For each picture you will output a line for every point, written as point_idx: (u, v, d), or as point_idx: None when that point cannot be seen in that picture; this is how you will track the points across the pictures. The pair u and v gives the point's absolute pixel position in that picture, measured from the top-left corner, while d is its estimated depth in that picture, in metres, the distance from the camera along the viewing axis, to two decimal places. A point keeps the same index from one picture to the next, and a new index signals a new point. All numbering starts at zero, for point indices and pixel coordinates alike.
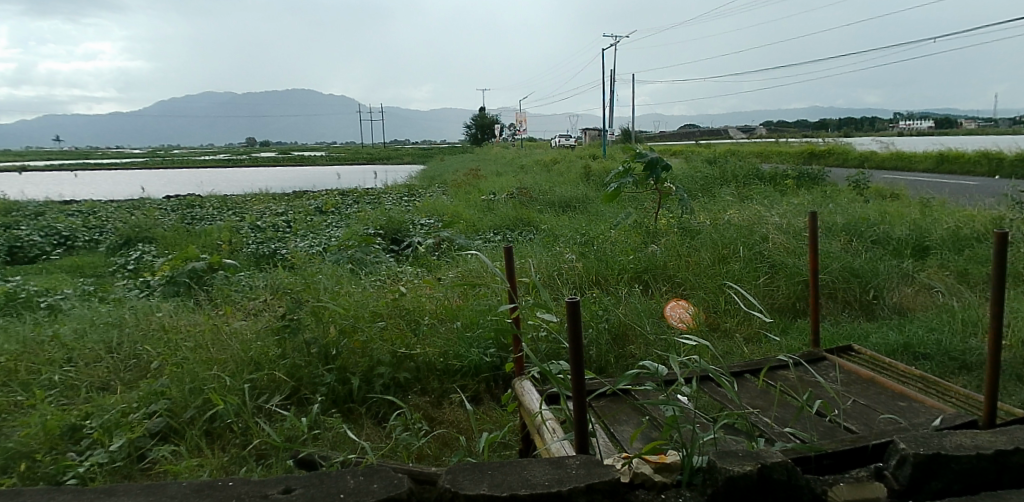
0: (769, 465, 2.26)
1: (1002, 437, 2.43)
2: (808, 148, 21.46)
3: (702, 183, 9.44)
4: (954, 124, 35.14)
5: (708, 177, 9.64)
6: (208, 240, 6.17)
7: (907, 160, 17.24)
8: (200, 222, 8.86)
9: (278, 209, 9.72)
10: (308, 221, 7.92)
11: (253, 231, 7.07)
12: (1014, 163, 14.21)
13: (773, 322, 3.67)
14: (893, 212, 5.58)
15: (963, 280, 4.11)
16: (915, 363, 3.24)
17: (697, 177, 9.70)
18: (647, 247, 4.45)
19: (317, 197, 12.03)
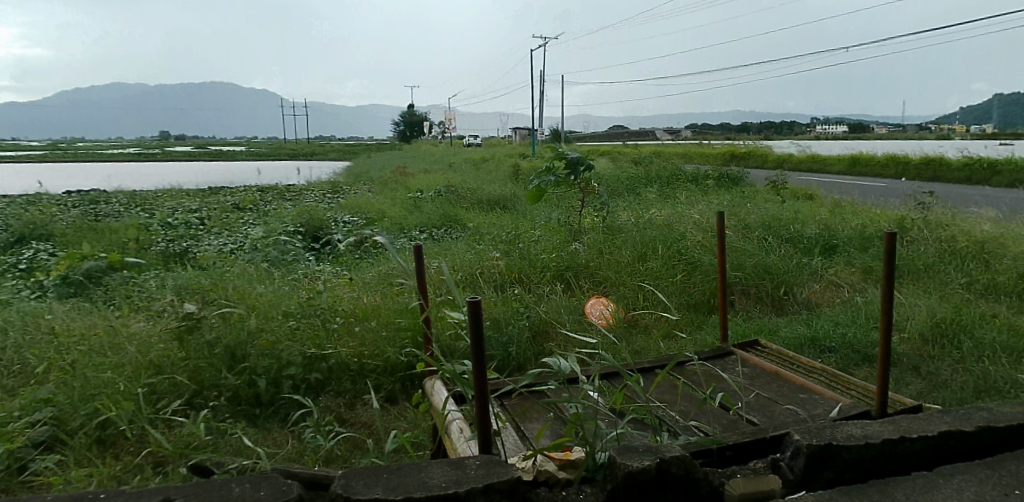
0: (668, 459, 2.29)
1: (890, 426, 2.54)
2: (730, 149, 22.22)
3: (628, 182, 9.65)
4: (872, 130, 37.06)
5: (635, 178, 9.85)
6: (111, 238, 5.90)
7: (821, 162, 18.08)
8: (106, 218, 8.47)
9: (193, 205, 9.39)
10: (223, 219, 7.69)
11: (162, 228, 6.78)
12: (918, 166, 15.09)
13: (689, 317, 3.73)
14: (806, 212, 5.78)
15: (867, 276, 4.28)
16: (821, 356, 3.34)
17: (623, 178, 9.91)
18: (570, 245, 4.47)
19: (236, 193, 11.67)
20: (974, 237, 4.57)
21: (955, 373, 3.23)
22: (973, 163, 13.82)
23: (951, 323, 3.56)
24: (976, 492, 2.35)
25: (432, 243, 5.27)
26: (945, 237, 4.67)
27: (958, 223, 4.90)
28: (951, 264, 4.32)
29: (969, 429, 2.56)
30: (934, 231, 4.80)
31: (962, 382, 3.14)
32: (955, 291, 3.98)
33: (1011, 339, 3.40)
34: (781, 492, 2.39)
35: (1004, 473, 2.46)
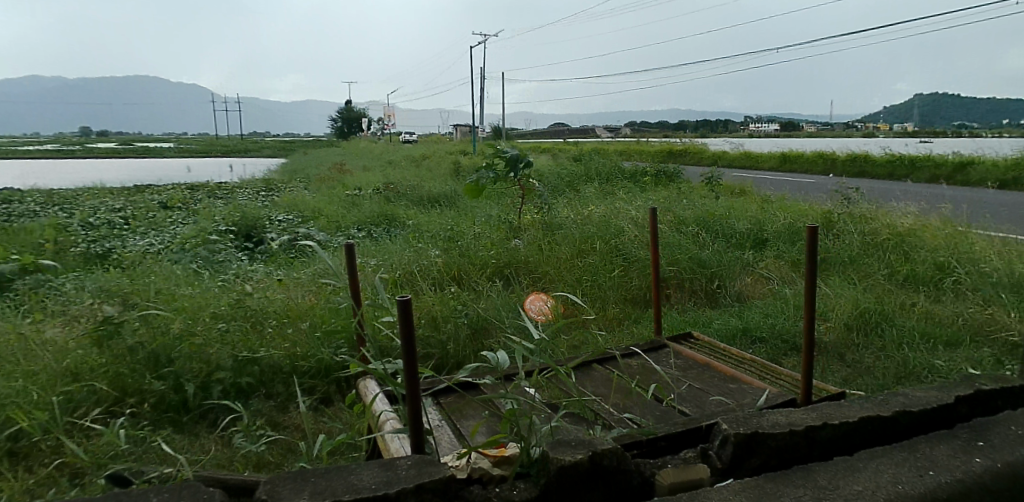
0: (600, 452, 2.33)
1: (813, 414, 2.63)
2: (669, 147, 22.77)
3: (569, 180, 9.79)
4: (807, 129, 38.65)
5: (575, 176, 10.00)
6: (24, 238, 5.58)
7: (754, 160, 18.75)
8: (19, 218, 8.00)
9: (116, 204, 8.99)
10: (149, 218, 7.39)
11: (82, 229, 6.47)
12: (845, 163, 15.85)
13: (625, 311, 3.78)
14: (738, 207, 5.96)
15: (795, 268, 4.43)
16: (752, 347, 3.43)
17: (564, 176, 10.05)
18: (510, 242, 4.48)
19: (164, 192, 11.24)
20: (893, 230, 4.80)
21: (877, 360, 3.37)
22: (895, 159, 14.57)
23: (873, 313, 3.71)
24: (893, 474, 2.40)
25: (370, 241, 5.20)
26: (867, 230, 4.88)
27: (879, 217, 5.14)
28: (873, 256, 4.52)
29: (887, 413, 2.66)
30: (857, 224, 5.02)
31: (883, 369, 3.27)
32: (876, 282, 4.17)
33: (927, 326, 3.57)
34: (710, 481, 2.44)
35: (920, 454, 2.52)
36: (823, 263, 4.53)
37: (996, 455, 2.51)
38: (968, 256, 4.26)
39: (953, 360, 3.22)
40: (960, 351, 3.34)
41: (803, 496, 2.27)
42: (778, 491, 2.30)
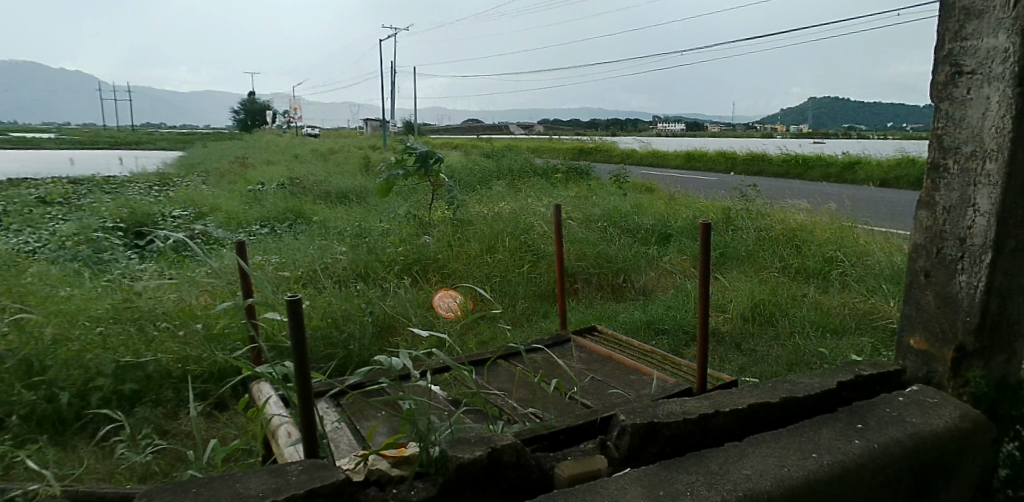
0: (499, 448, 2.32)
1: (706, 402, 2.73)
2: (587, 146, 23.34)
3: (482, 177, 9.88)
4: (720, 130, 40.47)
5: (488, 173, 10.11)
6: None
7: (662, 158, 19.55)
8: None
9: None
10: (25, 214, 6.88)
11: None
12: (745, 163, 16.76)
13: (533, 306, 3.82)
14: (645, 204, 6.15)
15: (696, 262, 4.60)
16: (655, 339, 3.53)
17: (476, 173, 10.14)
18: (419, 239, 4.45)
19: (45, 185, 10.49)
20: (786, 225, 5.08)
21: (770, 348, 3.54)
22: (792, 159, 15.50)
23: (767, 304, 3.90)
24: (779, 457, 2.50)
25: (273, 239, 5.05)
26: (763, 226, 5.14)
27: (774, 213, 5.42)
28: (768, 250, 4.76)
29: (774, 399, 2.79)
30: (754, 220, 5.27)
31: (776, 356, 3.44)
32: (770, 275, 4.38)
33: (815, 315, 3.78)
34: (608, 471, 2.49)
35: (805, 437, 2.65)
36: (722, 257, 4.73)
37: (872, 436, 2.67)
38: (852, 249, 4.54)
39: (837, 347, 3.42)
40: (843, 337, 3.55)
41: (695, 482, 2.33)
42: (672, 478, 2.36)
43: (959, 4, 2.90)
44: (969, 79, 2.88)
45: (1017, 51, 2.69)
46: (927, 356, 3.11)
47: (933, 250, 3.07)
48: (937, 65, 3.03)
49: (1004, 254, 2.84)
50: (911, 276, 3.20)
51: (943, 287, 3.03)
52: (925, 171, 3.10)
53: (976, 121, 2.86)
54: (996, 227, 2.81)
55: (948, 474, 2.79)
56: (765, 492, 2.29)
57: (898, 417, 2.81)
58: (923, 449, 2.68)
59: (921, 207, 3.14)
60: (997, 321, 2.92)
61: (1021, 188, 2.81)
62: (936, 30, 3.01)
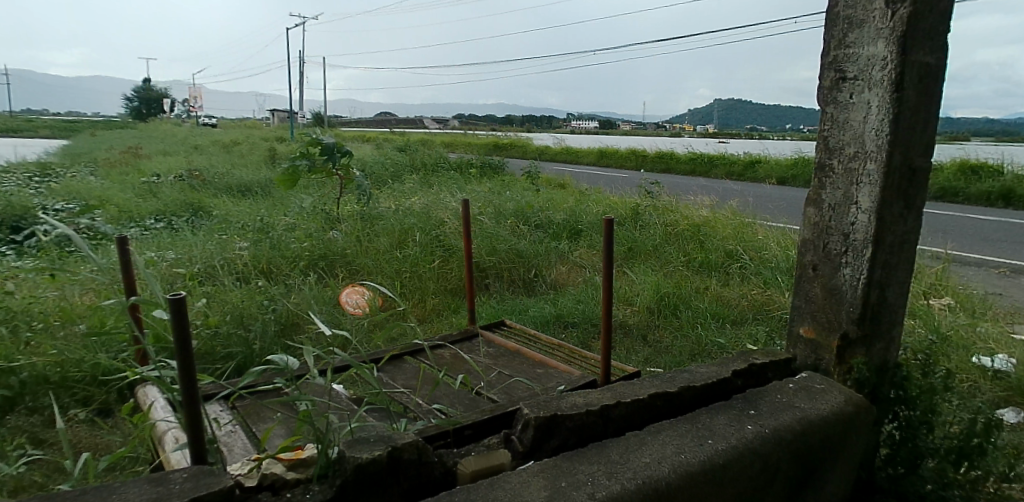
0: (400, 447, 2.27)
1: (609, 394, 2.79)
2: (507, 142, 23.58)
3: (394, 171, 9.84)
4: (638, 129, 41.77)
5: (399, 167, 10.10)
6: None
7: (575, 155, 20.08)
8: None
9: None
10: None
11: None
12: (654, 160, 17.43)
13: (444, 303, 3.85)
14: (557, 199, 6.28)
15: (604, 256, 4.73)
16: (564, 332, 3.58)
17: (388, 167, 10.11)
18: (327, 233, 4.49)
19: None
20: (691, 221, 5.27)
21: (674, 339, 3.66)
22: (698, 158, 16.25)
23: (671, 297, 4.04)
24: (677, 445, 2.58)
25: (167, 235, 4.86)
26: (668, 221, 5.33)
27: (679, 209, 5.62)
28: (672, 245, 4.94)
29: (674, 389, 2.88)
30: (661, 216, 5.45)
31: (678, 347, 3.56)
32: (675, 269, 4.54)
33: (716, 307, 3.94)
34: (511, 465, 2.50)
35: (702, 425, 2.75)
36: (629, 252, 4.87)
37: (765, 421, 2.80)
38: (751, 244, 4.77)
39: (735, 338, 3.58)
40: (741, 328, 3.72)
41: (597, 472, 2.36)
42: (574, 468, 2.39)
43: (842, 13, 3.09)
44: (852, 85, 3.07)
45: (893, 58, 2.89)
46: (815, 345, 3.30)
47: (820, 245, 3.26)
48: (823, 71, 3.21)
49: (882, 248, 3.04)
50: (801, 270, 3.38)
51: (830, 280, 3.22)
52: (813, 170, 3.28)
53: (858, 124, 3.05)
54: (875, 223, 3.01)
55: (834, 454, 2.97)
56: (663, 479, 2.36)
57: (789, 403, 2.96)
58: (811, 432, 2.84)
59: (809, 204, 3.32)
60: (877, 311, 3.13)
61: (898, 187, 3.02)
62: (823, 37, 3.19)
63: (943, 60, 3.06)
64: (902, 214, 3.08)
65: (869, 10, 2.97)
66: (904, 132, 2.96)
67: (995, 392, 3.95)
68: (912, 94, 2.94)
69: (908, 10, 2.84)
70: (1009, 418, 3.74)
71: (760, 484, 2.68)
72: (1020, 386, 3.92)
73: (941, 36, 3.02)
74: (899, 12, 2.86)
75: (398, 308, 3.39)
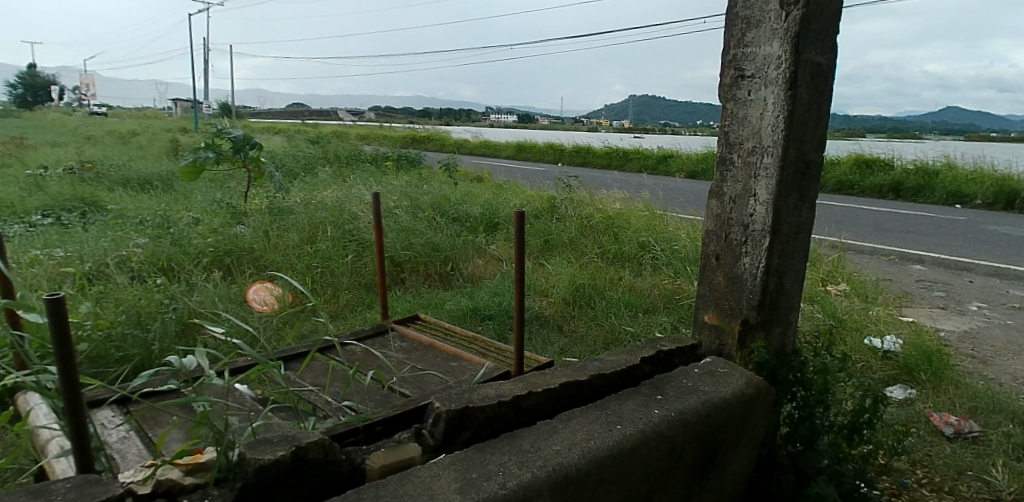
0: (305, 446, 2.20)
1: (520, 384, 2.82)
2: (431, 136, 23.46)
3: (305, 163, 9.66)
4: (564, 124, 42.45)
5: (312, 159, 9.93)
6: None
7: (495, 149, 20.23)
8: None
9: None
10: None
11: None
12: (572, 154, 17.81)
13: (358, 298, 3.92)
14: (474, 192, 6.32)
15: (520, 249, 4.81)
16: (479, 325, 3.61)
17: (300, 159, 9.91)
18: (233, 229, 4.49)
19: None
20: (605, 213, 5.40)
21: (588, 328, 3.76)
22: (613, 152, 16.72)
23: (586, 287, 4.14)
24: (587, 431, 2.64)
25: (56, 231, 4.64)
26: (583, 214, 5.45)
27: (593, 201, 5.77)
28: (587, 237, 5.06)
29: (584, 378, 2.95)
30: (576, 208, 5.57)
31: (592, 336, 3.65)
32: (590, 261, 4.66)
33: (629, 296, 4.06)
34: (422, 459, 2.48)
35: (611, 411, 2.83)
36: (546, 245, 4.96)
37: (670, 405, 2.90)
38: (663, 235, 4.94)
39: (646, 326, 3.71)
40: (653, 316, 3.85)
41: (507, 462, 2.38)
42: (484, 459, 2.40)
43: (741, 13, 3.23)
44: (750, 82, 3.22)
45: (787, 58, 3.05)
46: (718, 331, 3.46)
47: (722, 236, 3.41)
48: (724, 69, 3.35)
49: (778, 237, 3.21)
50: (705, 259, 3.53)
51: (731, 269, 3.37)
52: (715, 164, 3.42)
53: (756, 120, 3.20)
54: (772, 214, 3.17)
55: (736, 434, 3.11)
56: (573, 465, 2.40)
57: (693, 387, 3.08)
58: (714, 414, 2.97)
59: (712, 197, 3.47)
60: (775, 298, 3.30)
61: (792, 180, 3.19)
62: (723, 36, 3.33)
63: (833, 61, 3.25)
64: (798, 205, 3.26)
65: (765, 11, 3.12)
66: (797, 128, 3.13)
67: (885, 371, 4.30)
68: (804, 92, 3.10)
69: (800, 12, 3.00)
70: (897, 395, 4.08)
71: (665, 466, 2.78)
72: (906, 364, 4.28)
73: (831, 37, 3.20)
74: (792, 13, 3.02)
75: (308, 305, 3.32)
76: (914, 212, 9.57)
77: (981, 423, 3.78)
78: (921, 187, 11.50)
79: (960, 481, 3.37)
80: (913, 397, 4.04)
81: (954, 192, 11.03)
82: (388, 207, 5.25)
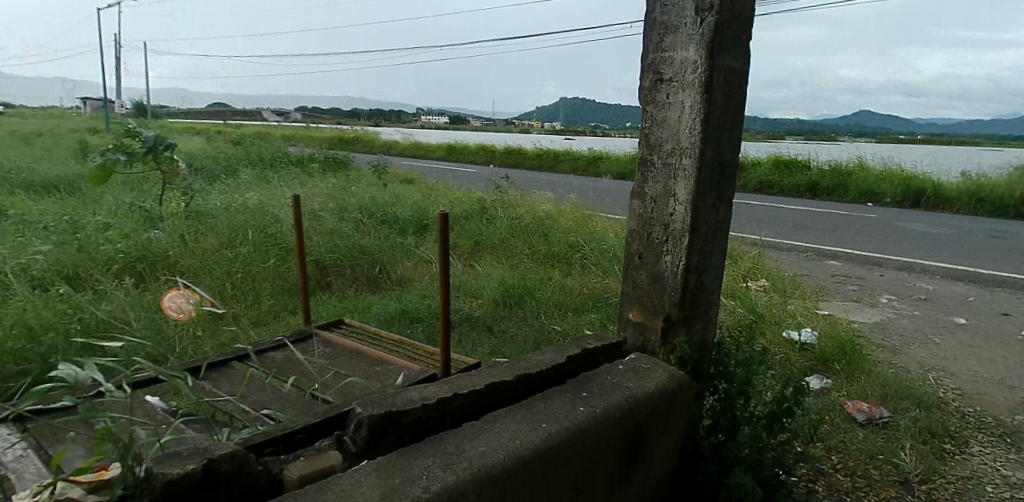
0: (218, 458, 2.10)
1: (446, 386, 2.81)
2: (366, 137, 23.17)
3: (226, 164, 9.40)
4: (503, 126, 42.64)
5: (234, 161, 9.68)
6: None
7: (428, 150, 20.15)
8: None
9: None
10: None
11: None
12: (505, 155, 17.94)
13: (280, 304, 3.87)
14: (404, 194, 6.29)
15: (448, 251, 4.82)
16: (407, 328, 3.60)
17: (220, 160, 9.64)
18: (146, 234, 4.43)
19: None
20: (534, 214, 5.48)
21: (517, 328, 3.79)
22: (544, 154, 16.93)
23: (515, 288, 4.18)
24: (512, 431, 2.65)
25: None
26: (513, 215, 5.50)
27: (522, 202, 5.84)
28: (515, 238, 5.12)
29: (510, 378, 2.97)
30: (506, 209, 5.61)
31: (521, 336, 3.69)
32: (519, 261, 4.71)
33: (558, 296, 4.12)
34: (343, 467, 2.43)
35: (537, 410, 2.85)
36: (476, 247, 4.98)
37: (595, 402, 2.94)
38: (591, 235, 5.04)
39: (574, 325, 3.77)
40: (581, 315, 3.92)
41: (431, 465, 2.36)
42: (409, 463, 2.36)
43: (659, 19, 3.33)
44: (668, 86, 3.32)
45: (702, 62, 3.15)
46: (642, 328, 3.55)
47: (644, 235, 3.50)
48: (644, 72, 3.44)
49: (697, 236, 3.32)
50: (629, 258, 3.61)
51: (653, 267, 3.46)
52: (637, 165, 3.51)
53: (674, 122, 3.30)
54: (691, 213, 3.27)
55: (659, 428, 3.19)
56: (498, 465, 2.41)
57: (618, 383, 3.15)
58: (638, 409, 3.04)
59: (634, 197, 3.55)
60: (696, 294, 3.41)
61: (710, 181, 3.30)
62: (642, 41, 3.42)
63: (747, 66, 3.38)
64: (716, 204, 3.37)
65: (681, 17, 3.22)
66: (714, 130, 3.24)
67: (803, 362, 4.50)
68: (719, 96, 3.22)
69: (714, 18, 3.11)
70: (814, 384, 4.27)
71: (590, 462, 2.83)
72: (822, 355, 4.50)
73: (744, 43, 3.32)
74: (706, 20, 3.12)
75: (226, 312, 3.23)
76: (831, 210, 10.08)
77: (890, 408, 4.01)
78: (836, 186, 12.13)
79: (872, 465, 3.56)
80: (828, 386, 4.24)
81: (866, 190, 11.68)
82: (313, 210, 5.16)
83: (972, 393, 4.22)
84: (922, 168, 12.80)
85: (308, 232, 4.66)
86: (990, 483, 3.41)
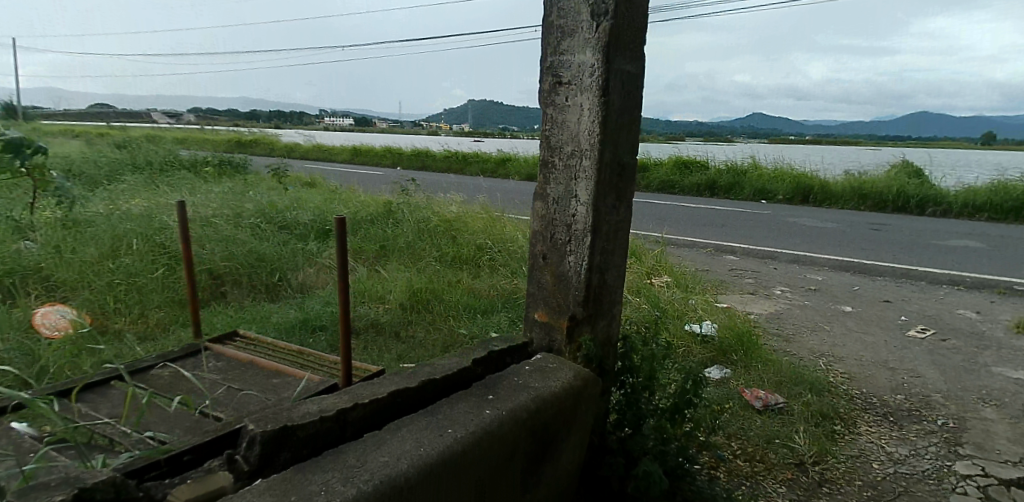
0: (91, 486, 1.94)
1: (347, 396, 2.75)
2: (273, 140, 22.39)
3: (109, 169, 8.84)
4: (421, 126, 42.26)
5: (117, 165, 9.11)
6: None
7: (336, 153, 19.67)
8: None
9: None
10: None
11: None
12: (415, 155, 17.81)
13: (169, 316, 3.70)
14: (305, 198, 6.13)
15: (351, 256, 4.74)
16: (307, 337, 3.50)
17: (102, 165, 9.05)
18: (16, 245, 4.18)
19: None
20: (439, 216, 5.48)
21: (423, 332, 3.76)
22: (453, 156, 16.92)
23: (421, 291, 4.16)
24: (416, 438, 2.61)
25: None
26: (419, 217, 5.48)
27: (427, 204, 5.82)
28: (420, 240, 5.09)
29: (413, 384, 2.94)
30: (411, 212, 5.58)
31: (428, 340, 3.66)
32: (424, 264, 4.70)
33: (466, 298, 4.13)
34: (235, 487, 2.31)
35: (441, 415, 2.83)
36: (381, 251, 4.92)
37: (501, 404, 2.95)
38: (498, 236, 5.08)
39: (481, 327, 3.78)
40: (488, 317, 3.94)
41: (330, 479, 2.29)
42: (306, 479, 2.28)
43: (557, 23, 3.38)
44: (567, 89, 3.37)
45: (599, 66, 3.23)
46: (548, 327, 3.60)
47: (548, 236, 3.55)
48: (543, 75, 3.49)
49: (599, 236, 3.40)
50: (533, 259, 3.65)
51: (558, 267, 3.52)
52: (539, 167, 3.55)
53: (574, 124, 3.36)
54: (592, 213, 3.35)
55: (566, 425, 3.25)
56: (401, 475, 2.37)
57: (524, 384, 3.17)
58: (544, 408, 3.08)
59: (537, 198, 3.59)
60: (599, 292, 3.50)
61: (610, 182, 3.39)
62: (541, 44, 3.46)
63: (643, 70, 3.49)
64: (616, 205, 3.47)
65: (578, 21, 3.29)
66: (612, 132, 3.33)
67: (704, 354, 4.71)
68: (616, 99, 3.31)
69: (610, 23, 3.19)
70: (714, 374, 4.48)
71: (496, 464, 2.84)
72: (721, 346, 4.72)
73: (639, 48, 3.43)
74: (602, 24, 3.20)
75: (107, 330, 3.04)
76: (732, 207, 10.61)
77: (785, 394, 4.25)
78: (733, 184, 12.80)
79: (769, 449, 3.76)
80: (728, 376, 4.46)
81: (762, 188, 12.37)
82: (206, 216, 4.95)
83: (856, 376, 4.54)
84: (812, 166, 13.70)
85: (200, 240, 4.48)
86: (876, 460, 3.68)
